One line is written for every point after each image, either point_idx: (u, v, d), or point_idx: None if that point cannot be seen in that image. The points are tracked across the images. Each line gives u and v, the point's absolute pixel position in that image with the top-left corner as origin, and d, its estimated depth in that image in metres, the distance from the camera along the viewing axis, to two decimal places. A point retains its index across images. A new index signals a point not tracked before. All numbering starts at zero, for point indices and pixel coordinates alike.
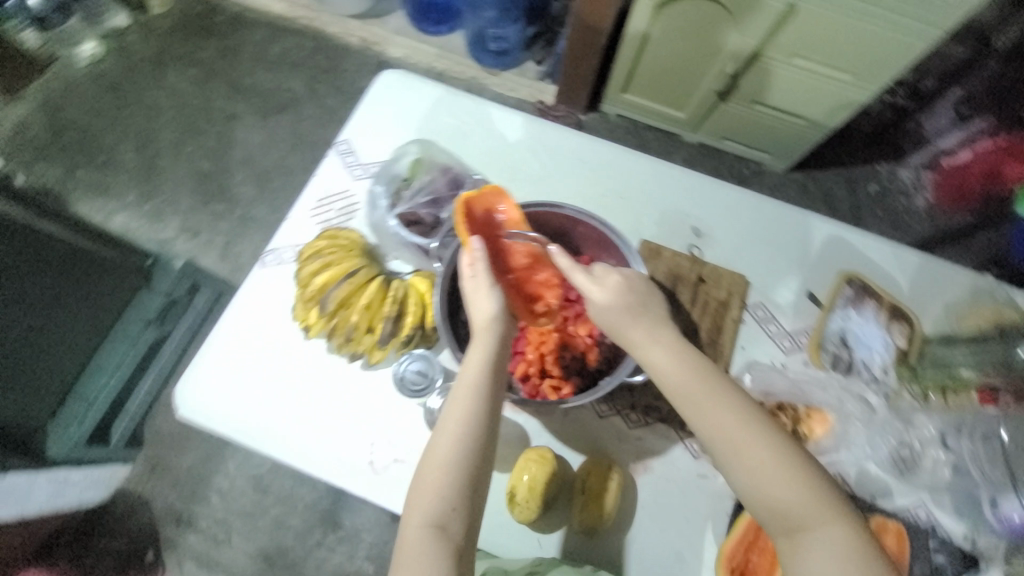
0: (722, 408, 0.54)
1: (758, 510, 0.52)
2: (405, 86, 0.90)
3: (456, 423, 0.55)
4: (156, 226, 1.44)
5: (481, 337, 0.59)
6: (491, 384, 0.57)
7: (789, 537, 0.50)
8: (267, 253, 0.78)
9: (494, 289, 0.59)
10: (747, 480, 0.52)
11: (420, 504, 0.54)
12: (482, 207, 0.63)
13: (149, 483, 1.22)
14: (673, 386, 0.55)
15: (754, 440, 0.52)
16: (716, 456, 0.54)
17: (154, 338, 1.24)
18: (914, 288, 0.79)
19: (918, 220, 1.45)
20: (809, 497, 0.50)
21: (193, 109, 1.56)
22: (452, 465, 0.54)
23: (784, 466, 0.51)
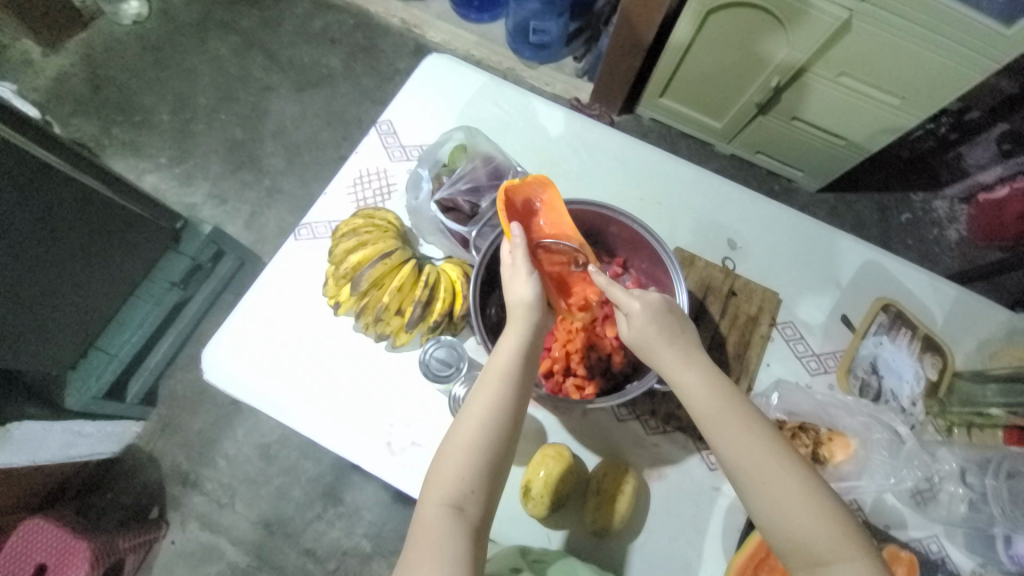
0: (750, 433, 0.52)
1: (780, 542, 0.50)
2: (449, 72, 0.90)
3: (483, 408, 0.55)
4: (185, 190, 1.46)
5: (515, 326, 0.59)
6: (522, 374, 0.57)
7: (810, 570, 0.49)
8: (302, 227, 0.79)
9: (531, 277, 0.59)
10: (772, 510, 0.50)
11: (440, 483, 0.54)
12: (525, 196, 0.63)
13: (161, 441, 1.24)
14: (701, 408, 0.54)
15: (780, 469, 0.51)
16: (739, 483, 0.52)
17: (176, 300, 1.25)
18: (948, 321, 0.78)
19: (949, 252, 1.42)
20: (834, 530, 0.49)
21: (230, 76, 1.57)
22: (476, 448, 0.54)
23: (810, 496, 0.50)
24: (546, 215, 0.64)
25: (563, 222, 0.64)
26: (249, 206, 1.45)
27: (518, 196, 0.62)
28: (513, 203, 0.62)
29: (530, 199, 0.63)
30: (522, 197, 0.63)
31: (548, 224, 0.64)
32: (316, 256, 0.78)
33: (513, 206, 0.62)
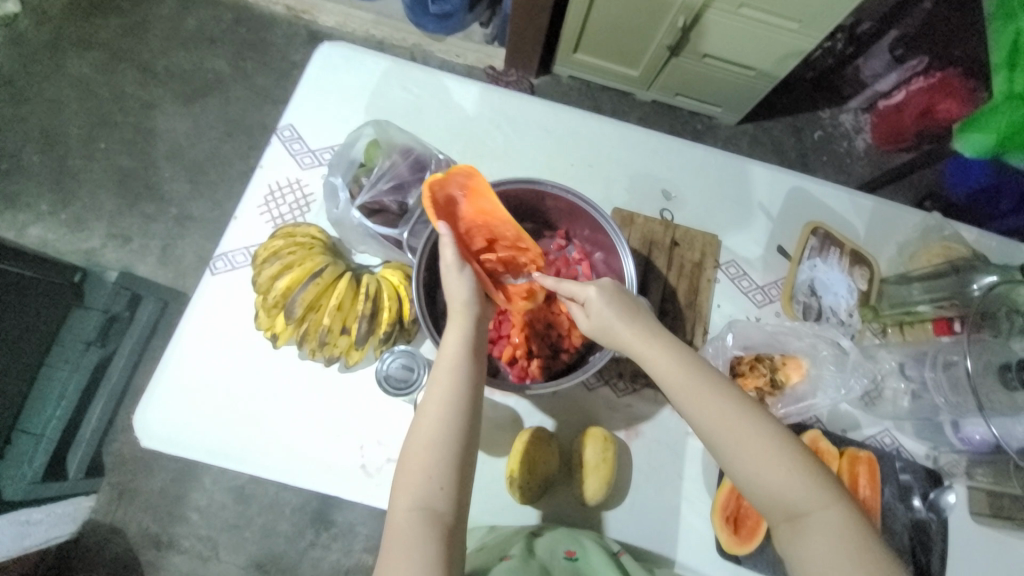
0: (718, 400, 0.52)
1: (757, 499, 0.51)
2: (346, 61, 0.83)
3: (439, 402, 0.53)
4: (80, 235, 1.29)
5: (458, 317, 0.57)
6: (472, 363, 0.55)
7: (789, 523, 0.49)
8: (216, 259, 0.72)
9: (464, 272, 0.57)
10: (745, 470, 0.50)
11: (406, 487, 0.50)
12: (451, 190, 0.60)
13: (120, 511, 1.14)
14: (668, 383, 0.54)
15: (751, 428, 0.51)
16: (715, 448, 0.52)
17: (98, 360, 1.13)
18: (870, 231, 0.83)
19: (859, 161, 1.51)
20: (807, 481, 0.49)
21: (103, 99, 1.38)
22: (437, 443, 0.51)
23: (782, 452, 0.50)
24: (473, 206, 0.61)
25: (495, 210, 0.61)
26: (159, 240, 1.30)
27: (442, 193, 0.59)
28: (439, 202, 0.59)
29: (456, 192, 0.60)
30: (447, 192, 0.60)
31: (478, 215, 0.61)
32: (241, 287, 0.71)
33: (438, 204, 0.58)
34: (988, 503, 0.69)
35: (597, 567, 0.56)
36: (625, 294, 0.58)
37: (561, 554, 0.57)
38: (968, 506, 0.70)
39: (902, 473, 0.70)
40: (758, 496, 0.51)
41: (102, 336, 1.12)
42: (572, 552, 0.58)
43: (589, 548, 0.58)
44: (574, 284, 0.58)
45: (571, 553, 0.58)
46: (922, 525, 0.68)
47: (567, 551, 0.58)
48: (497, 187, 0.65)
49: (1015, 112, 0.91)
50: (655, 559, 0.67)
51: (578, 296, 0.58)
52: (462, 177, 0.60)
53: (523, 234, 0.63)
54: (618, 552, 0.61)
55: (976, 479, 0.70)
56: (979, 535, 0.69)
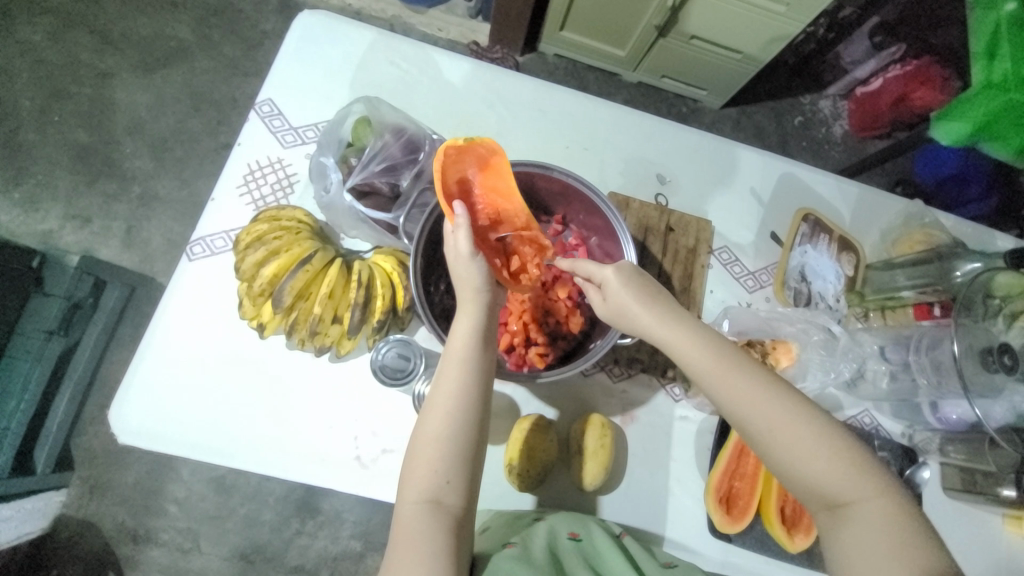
0: (752, 390, 0.51)
1: (797, 489, 0.50)
2: (327, 31, 0.78)
3: (448, 395, 0.51)
4: (33, 216, 1.20)
5: (464, 308, 0.55)
6: (482, 353, 0.53)
7: (830, 513, 0.49)
8: (193, 243, 0.67)
9: (477, 260, 0.54)
10: (781, 460, 0.50)
11: (414, 480, 0.50)
12: (466, 161, 0.58)
13: (92, 505, 1.09)
14: (699, 373, 0.53)
15: (787, 417, 0.50)
16: (750, 439, 0.51)
17: (61, 350, 1.06)
18: (855, 217, 0.84)
19: (836, 147, 1.54)
20: (847, 470, 0.48)
21: (54, 68, 1.27)
22: (447, 437, 0.50)
23: (819, 440, 0.49)
24: (487, 182, 0.60)
25: (507, 191, 0.60)
26: (122, 221, 1.22)
27: (455, 161, 0.57)
28: (450, 168, 0.57)
29: (471, 163, 0.59)
30: (462, 161, 0.58)
31: (489, 191, 0.60)
32: (221, 273, 0.67)
33: (449, 172, 0.57)
34: (960, 479, 0.73)
35: (601, 548, 0.56)
36: (643, 279, 0.58)
37: (564, 536, 0.57)
38: (940, 481, 0.74)
39: (880, 450, 0.73)
40: (796, 486, 0.50)
41: (64, 325, 1.06)
42: (576, 534, 0.58)
43: (592, 531, 0.58)
44: (593, 266, 0.58)
45: (574, 534, 0.58)
46: None
47: (571, 532, 0.58)
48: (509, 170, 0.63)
49: (990, 102, 0.95)
50: (648, 538, 0.68)
51: (596, 278, 0.58)
52: (484, 151, 0.59)
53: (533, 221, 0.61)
54: (618, 534, 0.62)
55: (948, 455, 0.74)
56: (948, 506, 0.74)
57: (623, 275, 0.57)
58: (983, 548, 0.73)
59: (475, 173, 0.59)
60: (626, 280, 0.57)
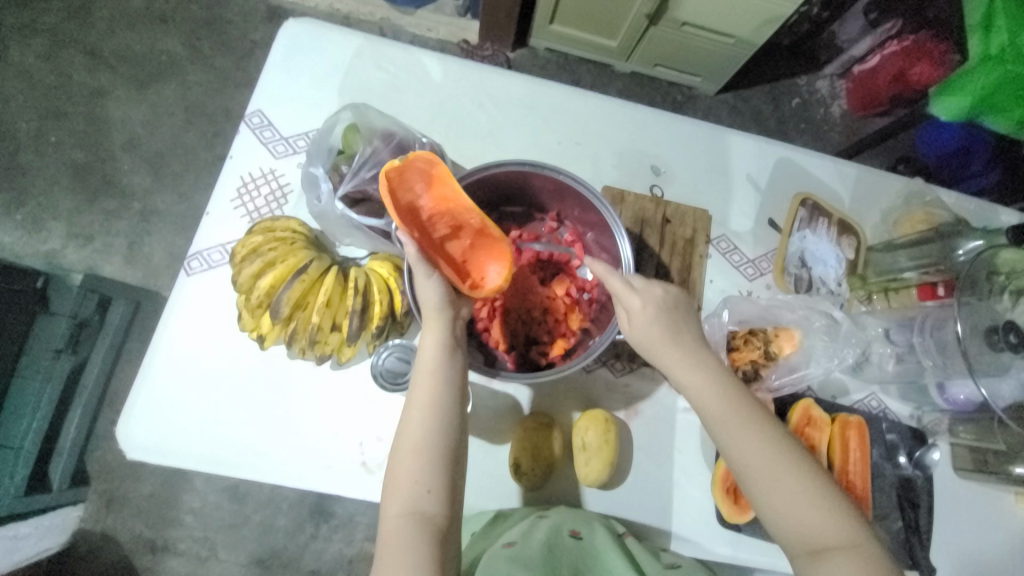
0: (761, 435, 0.53)
1: (780, 531, 0.51)
2: (314, 39, 0.78)
3: (424, 409, 0.52)
4: (36, 237, 1.21)
5: (432, 320, 0.55)
6: (452, 364, 0.54)
7: (810, 558, 0.49)
8: (191, 258, 0.68)
9: (434, 277, 0.55)
10: (774, 506, 0.51)
11: (395, 492, 0.50)
12: (408, 179, 0.58)
13: (109, 519, 1.11)
14: (709, 409, 0.54)
15: (783, 466, 0.51)
16: (744, 481, 0.53)
17: (71, 367, 1.07)
18: (855, 199, 0.83)
19: (835, 128, 1.52)
20: (838, 522, 0.50)
21: (49, 88, 1.28)
22: (424, 447, 0.51)
23: (812, 491, 0.51)
24: (436, 194, 0.59)
25: (453, 195, 0.59)
26: (124, 237, 1.23)
27: (400, 184, 0.57)
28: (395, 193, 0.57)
29: (417, 181, 0.59)
30: (407, 180, 0.58)
31: (438, 202, 0.59)
32: (218, 286, 0.68)
33: (397, 197, 0.57)
34: (971, 458, 0.73)
35: (602, 549, 0.57)
36: (673, 314, 0.58)
37: (567, 532, 0.57)
38: (952, 462, 0.73)
39: (888, 432, 0.73)
40: (782, 530, 0.51)
41: (71, 343, 1.07)
42: (578, 532, 0.58)
43: (595, 531, 0.59)
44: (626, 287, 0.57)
45: (576, 532, 0.58)
46: (909, 482, 0.71)
47: (573, 530, 0.58)
48: (500, 170, 0.63)
49: (990, 74, 0.94)
50: (655, 532, 0.68)
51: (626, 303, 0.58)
52: (423, 164, 0.59)
53: (488, 223, 0.59)
54: (622, 533, 0.62)
55: (958, 435, 0.74)
56: (961, 487, 0.73)
57: (655, 306, 0.57)
58: (997, 527, 0.73)
59: (420, 188, 0.59)
60: (656, 312, 0.57)
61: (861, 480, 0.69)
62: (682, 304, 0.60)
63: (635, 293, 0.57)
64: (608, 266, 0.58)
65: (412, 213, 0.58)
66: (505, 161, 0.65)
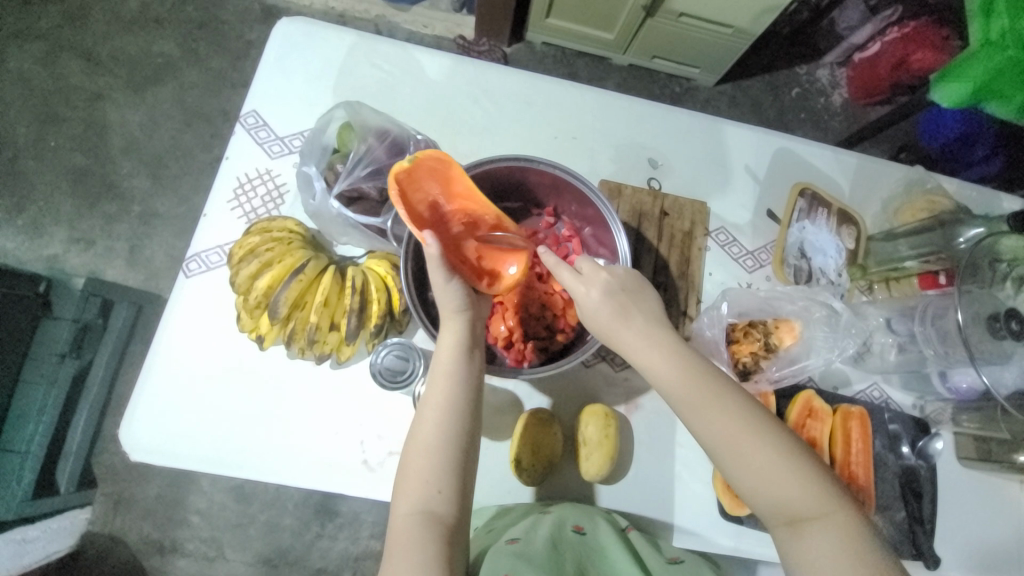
0: (725, 410, 0.51)
1: (757, 505, 0.51)
2: (307, 37, 0.77)
3: (438, 409, 0.52)
4: (37, 242, 1.22)
5: (450, 319, 0.56)
6: (469, 365, 0.55)
7: (790, 529, 0.49)
8: (189, 260, 0.68)
9: (453, 278, 0.55)
10: (748, 481, 0.50)
11: (405, 491, 0.50)
12: (420, 179, 0.57)
13: (117, 520, 1.12)
14: (673, 389, 0.53)
15: (750, 437, 0.50)
16: (716, 458, 0.52)
17: (75, 371, 1.08)
18: (855, 188, 0.83)
19: (836, 117, 1.51)
20: (811, 490, 0.49)
21: (47, 93, 1.29)
22: (437, 447, 0.51)
23: (783, 459, 0.50)
24: (450, 193, 0.60)
25: (466, 193, 0.60)
26: (124, 241, 1.23)
27: (412, 186, 0.57)
28: (411, 193, 0.56)
29: (428, 180, 0.58)
30: (419, 180, 0.57)
31: (452, 200, 0.60)
32: (217, 288, 0.68)
33: (410, 198, 0.56)
34: (975, 448, 0.73)
35: (606, 543, 0.57)
36: (622, 295, 0.57)
37: (570, 528, 0.57)
38: (955, 451, 0.73)
39: (891, 423, 0.72)
40: (759, 504, 0.51)
41: (75, 346, 1.07)
42: (581, 527, 0.58)
43: (598, 525, 0.59)
44: (570, 275, 0.57)
45: (579, 527, 0.58)
46: (913, 472, 0.71)
47: (576, 525, 0.58)
48: (495, 166, 0.63)
49: (990, 60, 0.92)
50: (657, 525, 0.68)
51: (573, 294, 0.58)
52: (432, 162, 0.58)
53: (504, 220, 0.62)
54: (625, 527, 0.62)
55: (961, 425, 0.73)
56: (965, 476, 0.73)
57: (601, 291, 0.56)
58: (1002, 516, 0.73)
59: (433, 188, 0.58)
60: (604, 295, 0.56)
61: (864, 471, 0.68)
62: (633, 280, 0.58)
63: (581, 281, 0.57)
64: (557, 257, 0.58)
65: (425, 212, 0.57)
66: (500, 157, 0.65)
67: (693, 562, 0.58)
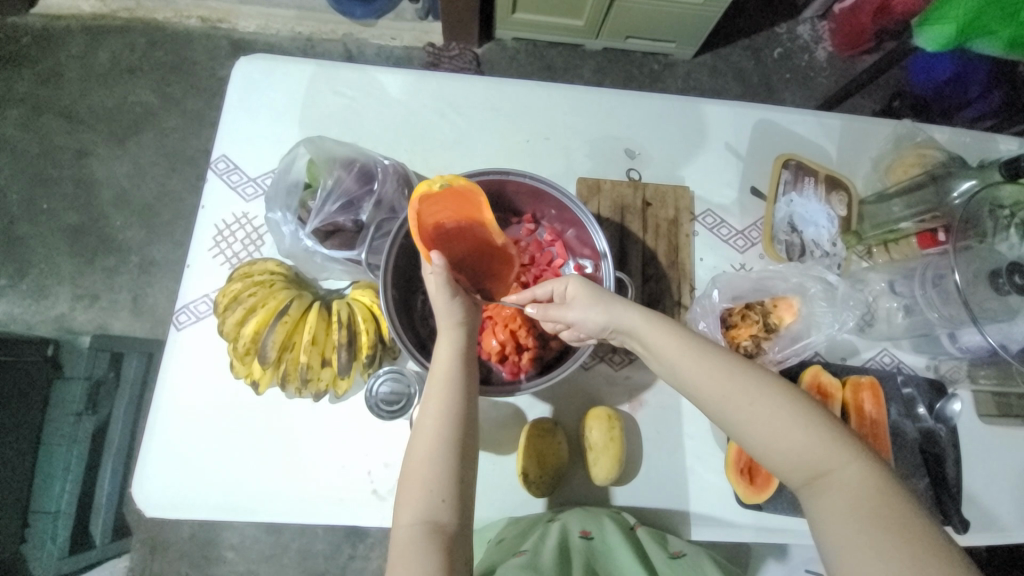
0: (721, 367, 0.50)
1: (772, 464, 0.48)
2: (268, 73, 0.77)
3: (435, 418, 0.52)
4: (44, 303, 1.24)
5: (446, 332, 0.56)
6: (466, 374, 0.55)
7: (809, 487, 0.45)
8: (179, 313, 0.69)
9: (456, 297, 0.55)
10: (757, 440, 0.48)
11: (408, 502, 0.50)
12: (439, 203, 0.56)
13: (154, 564, 1.14)
14: (668, 355, 0.52)
15: (750, 391, 0.48)
16: (723, 421, 0.50)
17: (94, 427, 1.10)
18: (842, 151, 0.80)
19: (822, 72, 1.46)
20: (825, 443, 0.45)
21: (33, 156, 1.31)
22: (438, 457, 0.51)
23: (789, 412, 0.47)
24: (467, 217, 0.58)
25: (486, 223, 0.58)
26: (127, 292, 1.25)
27: (431, 205, 0.55)
28: (426, 214, 0.55)
29: (448, 203, 0.57)
30: (438, 203, 0.56)
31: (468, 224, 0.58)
32: (210, 337, 0.68)
33: (426, 218, 0.55)
34: (994, 403, 0.71)
35: (613, 545, 0.56)
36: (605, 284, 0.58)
37: (576, 534, 0.57)
38: (975, 409, 0.71)
39: (905, 387, 0.70)
40: (773, 463, 0.47)
41: (90, 404, 1.09)
42: (588, 531, 0.58)
43: (604, 528, 0.58)
44: (551, 282, 0.59)
45: (586, 532, 0.58)
46: (932, 436, 0.69)
47: (583, 531, 0.58)
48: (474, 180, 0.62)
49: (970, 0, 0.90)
50: (674, 520, 0.67)
51: (557, 292, 0.58)
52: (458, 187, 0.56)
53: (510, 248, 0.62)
54: (633, 526, 0.62)
55: (977, 381, 0.72)
56: (989, 433, 0.71)
57: (582, 282, 0.57)
58: None
59: (451, 212, 0.57)
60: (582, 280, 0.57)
61: (880, 443, 0.67)
62: None
63: (564, 280, 0.58)
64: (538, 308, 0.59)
65: (439, 234, 0.56)
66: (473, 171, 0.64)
67: (695, 554, 0.57)
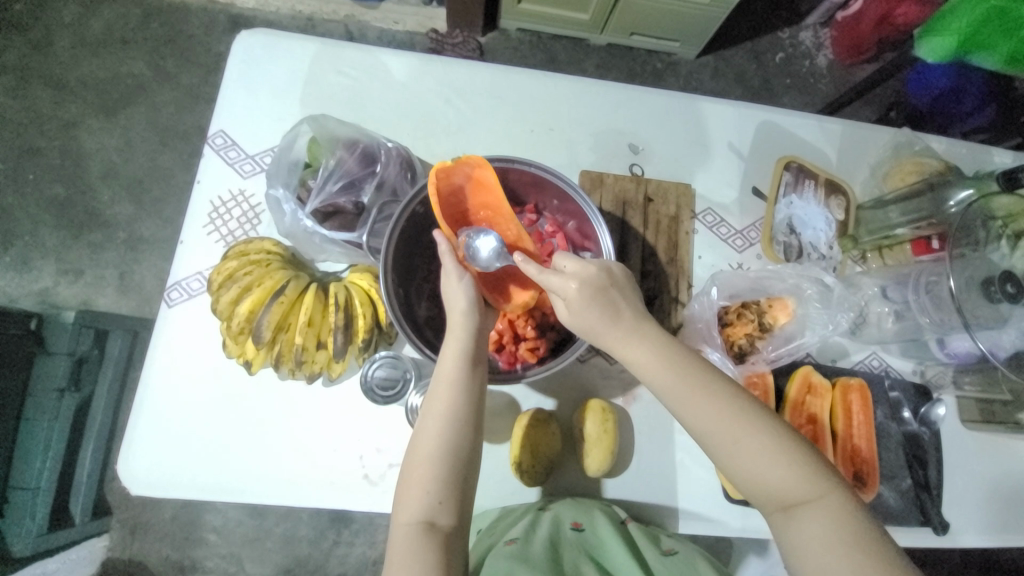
0: (714, 399, 0.50)
1: (751, 492, 0.49)
2: (269, 49, 0.75)
3: (438, 420, 0.52)
4: (26, 276, 1.21)
5: (456, 330, 0.55)
6: (473, 375, 0.54)
7: (783, 515, 0.48)
8: (171, 289, 0.67)
9: (464, 280, 0.56)
10: (740, 471, 0.49)
11: (406, 501, 0.50)
12: (453, 180, 0.58)
13: (135, 545, 1.12)
14: (660, 383, 0.52)
15: (740, 425, 0.49)
16: (708, 449, 0.51)
17: (76, 405, 1.07)
18: (842, 156, 0.81)
19: (822, 79, 1.48)
20: (803, 473, 0.48)
21: (19, 124, 1.27)
22: (436, 460, 0.51)
23: (774, 446, 0.49)
24: (477, 197, 0.61)
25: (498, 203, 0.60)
26: (113, 268, 1.22)
27: (446, 183, 0.58)
28: (442, 191, 0.58)
29: (461, 180, 0.59)
30: (452, 180, 0.58)
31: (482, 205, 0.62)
32: (202, 314, 0.67)
33: (441, 195, 0.58)
34: (978, 410, 0.73)
35: (603, 536, 0.57)
36: (610, 290, 0.54)
37: (567, 525, 0.58)
38: (958, 414, 0.73)
39: (892, 391, 0.72)
40: (751, 491, 0.50)
41: (73, 380, 1.07)
42: (579, 523, 0.58)
43: (596, 520, 0.59)
44: (560, 278, 0.54)
45: (577, 524, 0.58)
46: (915, 439, 0.70)
47: (574, 522, 0.58)
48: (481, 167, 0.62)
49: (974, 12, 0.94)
50: (663, 513, 0.68)
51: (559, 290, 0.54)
52: (470, 167, 0.58)
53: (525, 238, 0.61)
54: (623, 520, 0.62)
55: (963, 388, 0.73)
56: (971, 439, 0.72)
57: (588, 286, 0.53)
58: (1009, 475, 0.73)
59: (465, 188, 0.60)
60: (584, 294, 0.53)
61: (866, 443, 0.68)
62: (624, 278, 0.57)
63: (568, 278, 0.54)
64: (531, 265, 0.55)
65: (454, 212, 0.61)
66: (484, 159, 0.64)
67: (686, 551, 0.58)
